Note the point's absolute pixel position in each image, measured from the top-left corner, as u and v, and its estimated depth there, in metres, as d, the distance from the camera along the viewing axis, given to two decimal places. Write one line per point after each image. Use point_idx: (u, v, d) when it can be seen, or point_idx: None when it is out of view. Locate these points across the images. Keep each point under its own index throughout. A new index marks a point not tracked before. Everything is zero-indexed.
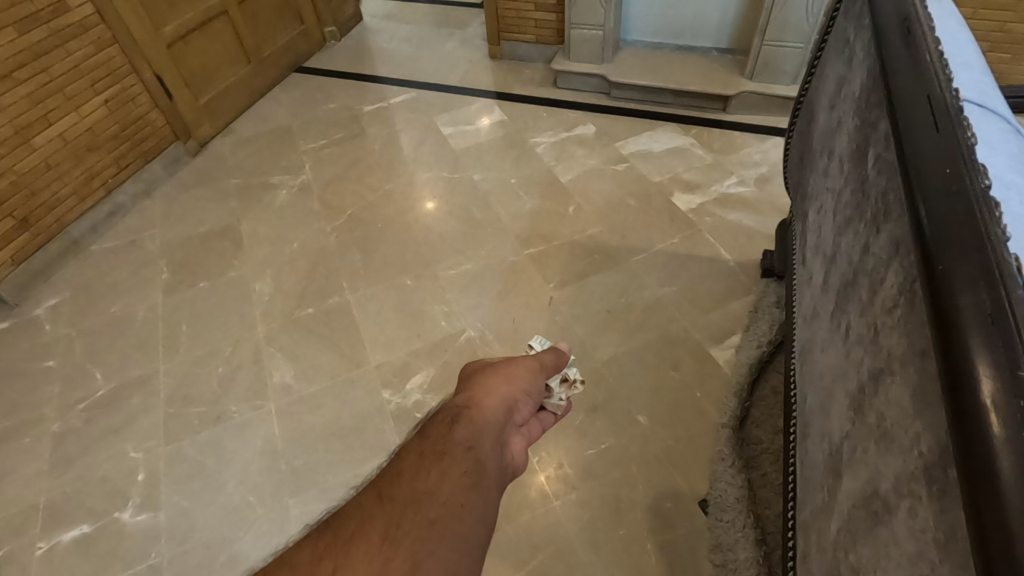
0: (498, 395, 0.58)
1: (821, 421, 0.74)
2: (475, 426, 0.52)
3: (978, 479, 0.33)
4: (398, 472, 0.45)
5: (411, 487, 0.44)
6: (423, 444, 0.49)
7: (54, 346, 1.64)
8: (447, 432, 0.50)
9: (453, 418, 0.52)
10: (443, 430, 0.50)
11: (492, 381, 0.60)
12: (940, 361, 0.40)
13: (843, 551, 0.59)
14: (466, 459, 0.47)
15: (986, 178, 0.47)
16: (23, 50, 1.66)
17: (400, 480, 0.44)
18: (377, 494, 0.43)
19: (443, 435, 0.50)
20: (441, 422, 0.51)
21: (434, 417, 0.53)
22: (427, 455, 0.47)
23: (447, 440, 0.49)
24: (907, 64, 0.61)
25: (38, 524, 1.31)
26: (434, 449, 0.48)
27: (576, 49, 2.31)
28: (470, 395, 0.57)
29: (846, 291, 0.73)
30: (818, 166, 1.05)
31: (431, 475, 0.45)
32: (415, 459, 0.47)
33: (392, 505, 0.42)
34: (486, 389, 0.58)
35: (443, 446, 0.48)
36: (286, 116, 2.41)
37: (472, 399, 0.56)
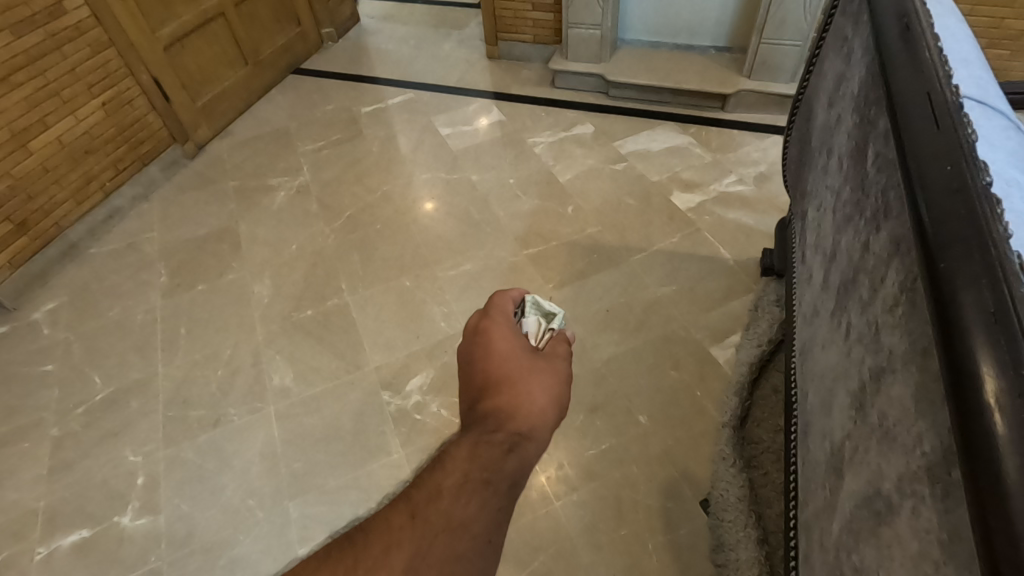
0: (550, 403, 0.54)
1: (823, 421, 0.74)
2: (525, 449, 0.49)
3: (982, 479, 0.33)
4: (438, 492, 0.44)
5: (449, 516, 0.42)
6: (472, 464, 0.46)
7: (52, 350, 1.64)
8: (500, 456, 0.47)
9: (507, 436, 0.49)
10: (497, 451, 0.47)
11: (545, 379, 0.56)
12: (942, 360, 0.39)
13: (845, 552, 0.59)
14: (508, 494, 0.46)
15: (988, 175, 0.47)
16: (19, 54, 1.66)
17: (438, 505, 0.43)
18: (412, 513, 0.42)
19: (495, 459, 0.47)
20: (491, 435, 0.49)
21: (484, 422, 0.50)
22: (474, 481, 0.45)
23: (499, 468, 0.46)
24: (906, 60, 0.61)
25: (37, 529, 1.30)
26: (482, 475, 0.45)
27: (573, 49, 2.30)
28: (522, 396, 0.53)
29: (847, 289, 0.73)
30: (818, 164, 1.04)
31: (471, 506, 0.43)
32: (459, 482, 0.44)
33: (426, 536, 0.41)
34: (540, 395, 0.54)
35: (492, 474, 0.46)
36: (284, 117, 2.40)
37: (524, 406, 0.52)
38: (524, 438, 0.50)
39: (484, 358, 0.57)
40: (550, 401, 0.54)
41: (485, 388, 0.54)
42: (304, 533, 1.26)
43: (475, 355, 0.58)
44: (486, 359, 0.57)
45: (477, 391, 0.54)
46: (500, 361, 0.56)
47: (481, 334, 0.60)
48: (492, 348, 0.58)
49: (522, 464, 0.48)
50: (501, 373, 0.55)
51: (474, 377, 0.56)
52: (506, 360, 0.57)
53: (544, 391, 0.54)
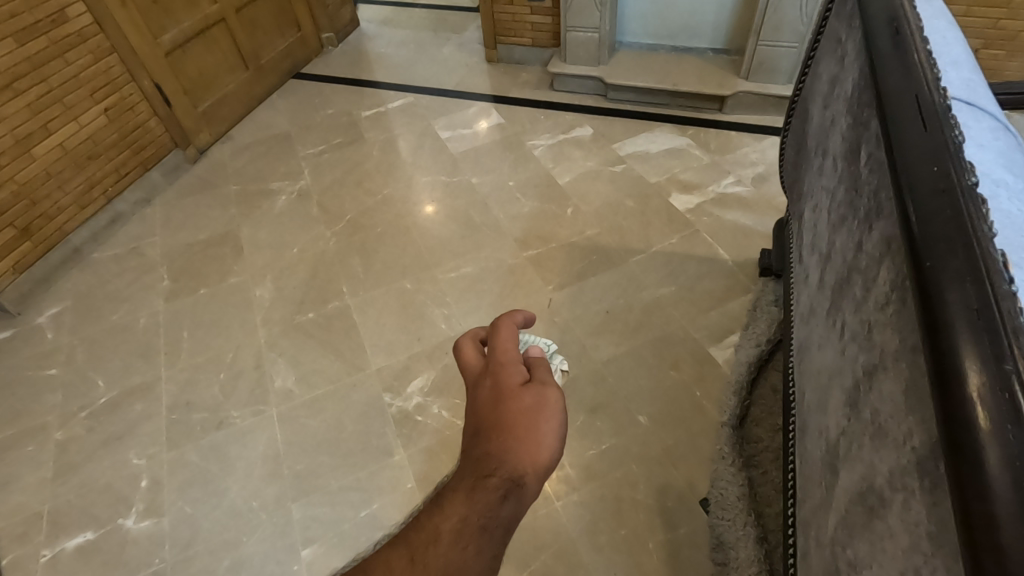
0: (550, 443, 0.51)
1: (819, 419, 0.75)
2: (523, 495, 0.48)
3: (965, 470, 0.34)
4: (437, 535, 0.47)
5: (447, 560, 0.45)
6: (470, 509, 0.47)
7: (56, 354, 1.65)
8: (496, 503, 0.47)
9: (502, 480, 0.48)
10: (492, 498, 0.47)
11: (546, 415, 0.52)
12: (929, 357, 0.40)
13: (840, 547, 0.59)
14: (505, 535, 0.47)
15: (973, 176, 0.48)
16: (22, 61, 1.67)
17: (437, 548, 0.46)
18: (411, 557, 0.46)
19: (491, 506, 0.47)
20: (489, 482, 0.48)
21: (485, 463, 0.49)
22: (470, 526, 0.47)
23: (494, 516, 0.47)
24: (896, 64, 0.62)
25: (41, 532, 1.31)
26: (478, 521, 0.47)
27: (572, 52, 2.32)
28: (521, 439, 0.50)
29: (841, 289, 0.74)
30: (813, 166, 1.05)
31: (469, 550, 0.46)
32: (456, 526, 0.47)
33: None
34: (540, 437, 0.50)
35: (488, 521, 0.47)
36: (284, 122, 2.42)
37: (524, 450, 0.50)
38: (520, 481, 0.48)
39: (484, 396, 0.54)
40: (551, 440, 0.51)
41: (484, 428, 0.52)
42: (307, 533, 1.27)
43: (478, 393, 0.55)
44: (486, 398, 0.54)
45: (477, 430, 0.52)
46: (503, 398, 0.53)
47: (488, 367, 0.56)
48: (494, 385, 0.54)
49: (518, 511, 0.48)
50: (499, 413, 0.52)
51: (475, 415, 0.54)
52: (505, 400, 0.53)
53: (545, 429, 0.51)
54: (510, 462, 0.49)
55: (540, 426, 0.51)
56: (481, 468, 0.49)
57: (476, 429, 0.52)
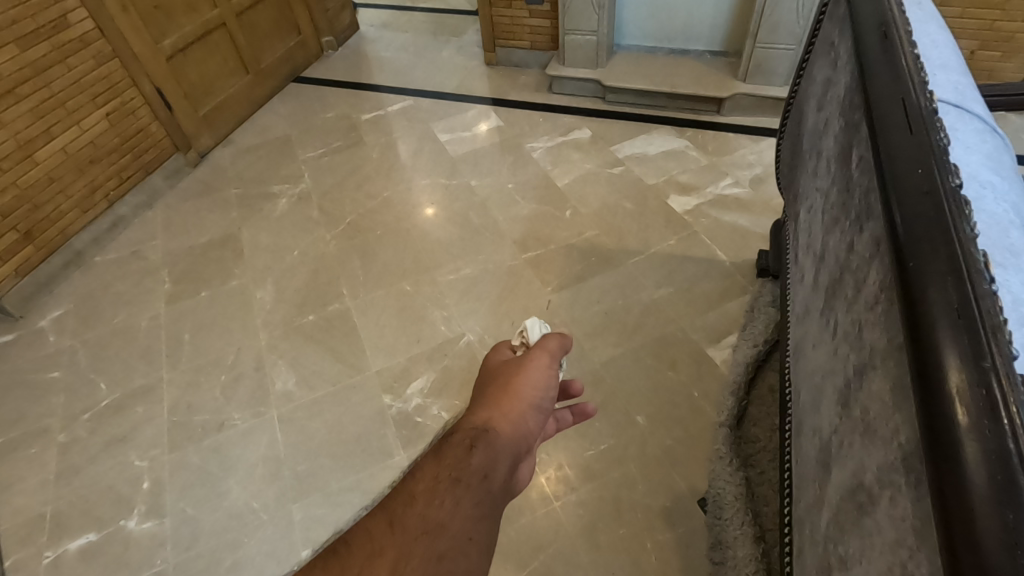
0: (513, 411, 0.58)
1: (813, 419, 0.76)
2: (489, 448, 0.53)
3: (944, 464, 0.35)
4: (412, 497, 0.48)
5: (424, 517, 0.46)
6: (441, 467, 0.51)
7: (58, 357, 1.66)
8: (464, 456, 0.52)
9: (468, 437, 0.54)
10: (460, 453, 0.52)
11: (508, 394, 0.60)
12: (911, 355, 0.41)
13: (832, 543, 0.60)
14: (480, 486, 0.50)
15: (957, 177, 0.49)
16: (25, 66, 1.69)
17: (413, 509, 0.47)
18: (389, 521, 0.46)
19: (460, 459, 0.51)
20: (458, 443, 0.53)
21: (453, 434, 0.55)
22: (442, 481, 0.49)
23: (464, 466, 0.51)
24: (885, 68, 0.63)
25: (44, 533, 1.32)
26: (450, 475, 0.50)
27: (570, 55, 2.33)
28: (485, 410, 0.58)
29: (834, 289, 0.75)
30: (808, 167, 1.06)
31: (445, 506, 0.47)
32: (430, 484, 0.49)
33: (404, 539, 0.45)
34: (520, 398, 0.60)
35: (459, 473, 0.50)
36: (284, 125, 2.43)
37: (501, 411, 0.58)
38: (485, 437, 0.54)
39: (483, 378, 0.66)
40: (514, 410, 0.59)
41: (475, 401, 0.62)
42: (308, 534, 1.28)
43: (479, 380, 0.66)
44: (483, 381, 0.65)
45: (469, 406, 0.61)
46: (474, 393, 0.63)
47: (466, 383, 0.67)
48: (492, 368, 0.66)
49: (486, 459, 0.52)
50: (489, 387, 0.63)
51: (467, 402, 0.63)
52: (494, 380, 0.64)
53: (508, 403, 0.59)
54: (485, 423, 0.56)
55: (518, 389, 0.61)
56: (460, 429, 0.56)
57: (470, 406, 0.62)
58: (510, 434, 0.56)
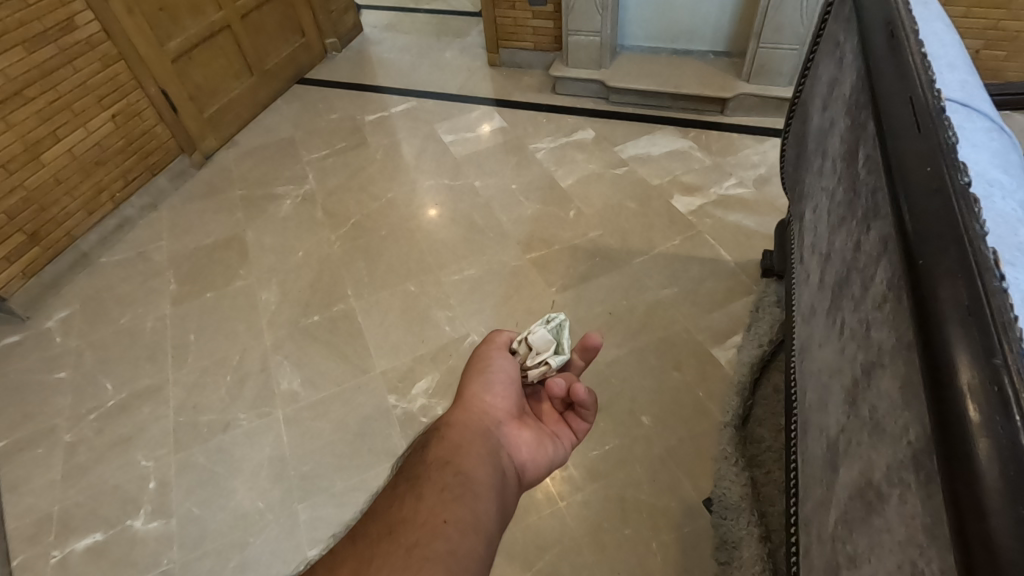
0: (467, 413, 0.68)
1: (820, 418, 0.76)
2: (446, 445, 0.63)
3: (956, 461, 0.35)
4: (377, 510, 0.56)
5: (387, 523, 0.54)
6: (404, 474, 0.60)
7: (64, 358, 1.67)
8: (422, 458, 0.61)
9: (426, 444, 0.64)
10: (419, 457, 0.62)
11: (463, 401, 0.71)
12: (922, 353, 0.41)
13: (840, 542, 0.60)
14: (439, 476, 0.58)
15: (966, 175, 0.49)
16: (32, 68, 1.70)
17: (377, 518, 0.55)
18: (353, 537, 0.54)
19: (418, 462, 0.61)
20: (417, 453, 0.63)
21: (416, 448, 0.65)
22: (404, 485, 0.58)
23: (423, 466, 0.60)
24: (892, 67, 0.63)
25: (51, 533, 1.33)
26: (410, 478, 0.59)
27: (574, 55, 2.34)
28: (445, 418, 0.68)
29: (841, 288, 0.75)
30: (813, 166, 1.06)
31: (409, 504, 0.55)
32: (393, 492, 0.58)
33: (368, 544, 0.52)
34: (476, 396, 0.71)
35: (421, 472, 0.59)
36: (289, 127, 2.44)
37: (461, 412, 0.69)
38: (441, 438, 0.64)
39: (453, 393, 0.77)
40: (466, 412, 0.69)
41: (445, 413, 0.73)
42: (314, 534, 1.28)
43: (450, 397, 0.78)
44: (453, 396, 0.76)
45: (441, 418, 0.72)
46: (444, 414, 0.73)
47: None
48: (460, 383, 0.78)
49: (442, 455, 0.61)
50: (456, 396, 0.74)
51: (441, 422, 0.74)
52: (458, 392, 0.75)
53: (462, 409, 0.69)
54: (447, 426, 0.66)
55: (473, 389, 0.72)
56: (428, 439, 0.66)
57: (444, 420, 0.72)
58: (470, 427, 0.66)
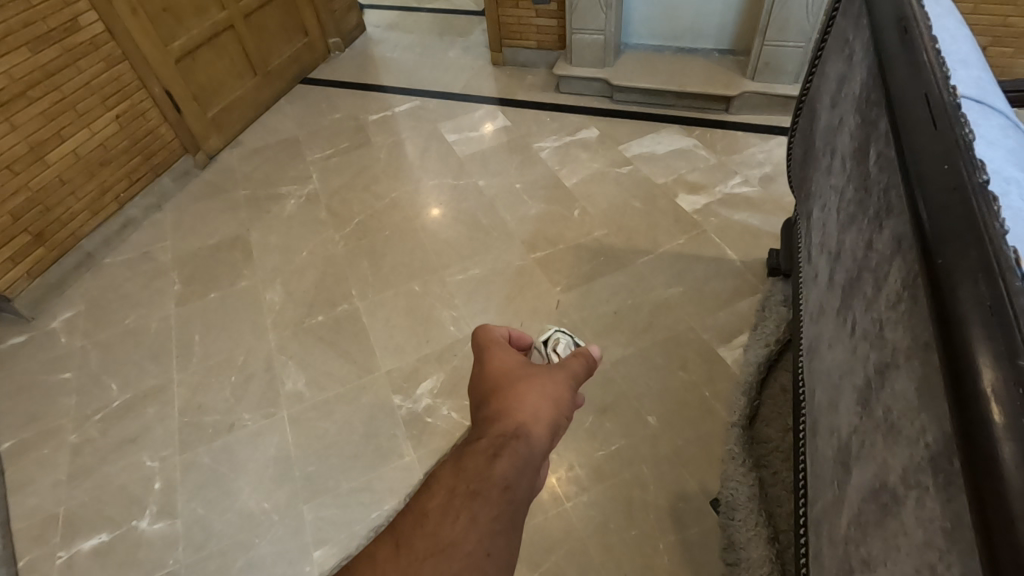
0: (534, 415, 0.54)
1: (830, 418, 0.75)
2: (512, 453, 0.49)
3: (982, 465, 0.34)
4: (424, 513, 0.45)
5: (433, 537, 0.43)
6: (459, 478, 0.47)
7: (70, 358, 1.67)
8: (483, 465, 0.47)
9: (492, 446, 0.50)
10: (480, 462, 0.48)
11: (529, 396, 0.56)
12: (943, 355, 0.40)
13: (853, 545, 0.60)
14: (503, 500, 0.45)
15: (985, 173, 0.48)
16: (36, 68, 1.70)
17: (424, 528, 0.43)
18: (395, 544, 0.43)
19: (479, 469, 0.47)
20: (480, 454, 0.49)
21: (476, 443, 0.50)
22: (460, 495, 0.45)
23: (484, 479, 0.46)
24: (906, 63, 0.62)
25: (57, 533, 1.33)
26: (468, 489, 0.46)
27: (577, 54, 2.33)
28: (508, 414, 0.54)
29: (851, 288, 0.74)
30: (821, 164, 1.05)
31: (460, 521, 0.43)
32: (445, 499, 0.45)
33: (410, 561, 0.41)
34: (546, 400, 0.56)
35: (478, 486, 0.46)
36: (292, 126, 2.44)
37: (520, 406, 0.54)
38: (511, 442, 0.50)
39: (486, 372, 0.61)
40: (533, 410, 0.54)
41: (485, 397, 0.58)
42: (319, 534, 1.28)
43: (476, 375, 0.62)
44: (486, 376, 0.61)
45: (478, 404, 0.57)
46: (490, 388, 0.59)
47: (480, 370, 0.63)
48: (498, 363, 0.62)
49: (509, 470, 0.47)
50: (502, 380, 0.59)
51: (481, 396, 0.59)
52: (503, 375, 0.60)
53: (529, 408, 0.54)
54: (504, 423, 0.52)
55: (544, 390, 0.57)
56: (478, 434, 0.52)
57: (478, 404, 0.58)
58: (538, 440, 0.52)
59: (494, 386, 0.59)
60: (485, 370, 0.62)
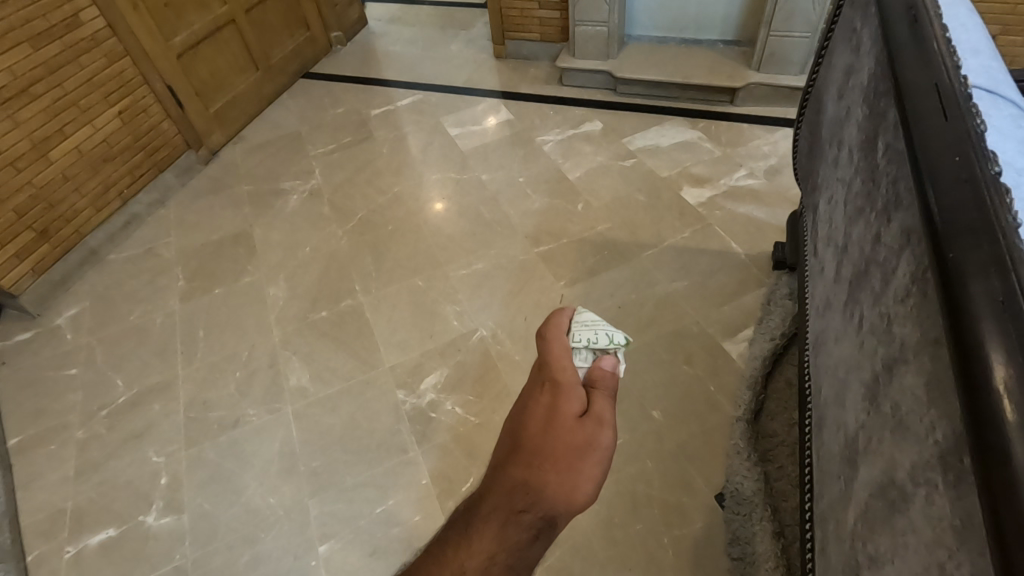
0: (588, 484, 0.52)
1: (837, 413, 0.74)
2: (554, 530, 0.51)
3: (995, 465, 0.34)
4: (461, 571, 0.48)
5: None
6: (499, 547, 0.49)
7: (75, 354, 1.68)
8: (527, 542, 0.50)
9: (535, 520, 0.50)
10: (524, 536, 0.50)
11: (588, 456, 0.53)
12: (954, 351, 0.40)
13: (860, 542, 0.59)
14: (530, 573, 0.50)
15: (997, 164, 0.47)
16: (38, 65, 1.69)
17: None
18: None
19: (521, 544, 0.49)
20: (523, 527, 0.50)
21: (518, 504, 0.51)
22: (497, 566, 0.48)
23: (522, 556, 0.49)
24: (915, 52, 0.61)
25: (65, 529, 1.34)
26: (506, 562, 0.48)
27: (580, 46, 2.31)
28: (559, 476, 0.51)
29: (859, 282, 0.73)
30: (827, 156, 1.04)
31: None
32: (483, 566, 0.48)
33: None
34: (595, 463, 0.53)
35: (515, 560, 0.49)
36: (294, 122, 2.43)
37: (570, 474, 0.52)
38: (553, 519, 0.51)
39: (535, 420, 0.54)
40: (590, 479, 0.52)
41: (523, 448, 0.53)
42: (324, 530, 1.28)
43: (524, 416, 0.55)
44: (531, 423, 0.54)
45: (517, 453, 0.53)
46: (545, 426, 0.54)
47: (543, 387, 0.57)
48: (551, 406, 0.55)
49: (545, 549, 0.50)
50: (547, 440, 0.53)
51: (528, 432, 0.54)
52: (552, 434, 0.53)
53: (584, 472, 0.52)
54: (541, 499, 0.50)
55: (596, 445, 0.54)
56: (512, 498, 0.51)
57: (513, 451, 0.53)
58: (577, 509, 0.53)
59: (538, 440, 0.53)
60: (533, 415, 0.55)
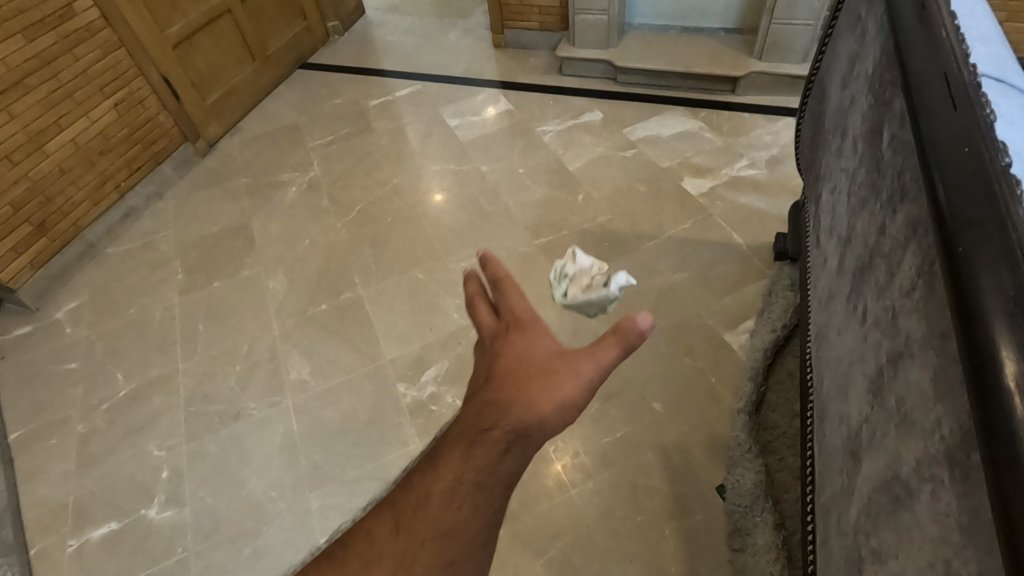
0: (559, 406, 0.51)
1: (839, 406, 0.74)
2: (523, 451, 0.51)
3: (1006, 464, 0.33)
4: (425, 494, 0.51)
5: (432, 521, 0.49)
6: (465, 466, 0.50)
7: (75, 348, 1.67)
8: (493, 458, 0.50)
9: (502, 436, 0.51)
10: (489, 453, 0.50)
11: (551, 385, 0.52)
12: (963, 347, 0.39)
13: (863, 536, 0.59)
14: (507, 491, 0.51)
15: (1007, 155, 0.46)
16: (32, 57, 1.68)
17: (424, 511, 0.50)
18: (394, 525, 0.51)
19: (488, 461, 0.50)
20: (491, 447, 0.50)
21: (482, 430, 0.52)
22: (466, 484, 0.50)
23: (490, 472, 0.50)
24: (922, 40, 0.60)
25: (67, 523, 1.34)
26: (473, 479, 0.50)
27: (580, 35, 2.28)
28: (524, 399, 0.52)
29: (862, 274, 0.72)
30: (831, 146, 1.03)
31: (460, 509, 0.49)
32: (450, 487, 0.50)
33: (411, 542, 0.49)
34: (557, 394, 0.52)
35: (484, 478, 0.50)
36: (292, 113, 2.41)
37: (527, 403, 0.51)
38: (521, 434, 0.51)
39: (499, 362, 0.55)
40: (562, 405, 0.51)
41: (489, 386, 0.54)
42: (326, 523, 1.28)
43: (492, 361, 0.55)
44: (496, 365, 0.55)
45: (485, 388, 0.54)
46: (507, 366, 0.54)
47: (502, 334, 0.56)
48: (511, 347, 0.55)
49: (517, 464, 0.51)
50: (509, 377, 0.53)
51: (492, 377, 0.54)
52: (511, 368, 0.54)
53: (553, 395, 0.51)
54: (506, 418, 0.51)
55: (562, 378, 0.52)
56: (476, 421, 0.52)
57: (487, 388, 0.54)
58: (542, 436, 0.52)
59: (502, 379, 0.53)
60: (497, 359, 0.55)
